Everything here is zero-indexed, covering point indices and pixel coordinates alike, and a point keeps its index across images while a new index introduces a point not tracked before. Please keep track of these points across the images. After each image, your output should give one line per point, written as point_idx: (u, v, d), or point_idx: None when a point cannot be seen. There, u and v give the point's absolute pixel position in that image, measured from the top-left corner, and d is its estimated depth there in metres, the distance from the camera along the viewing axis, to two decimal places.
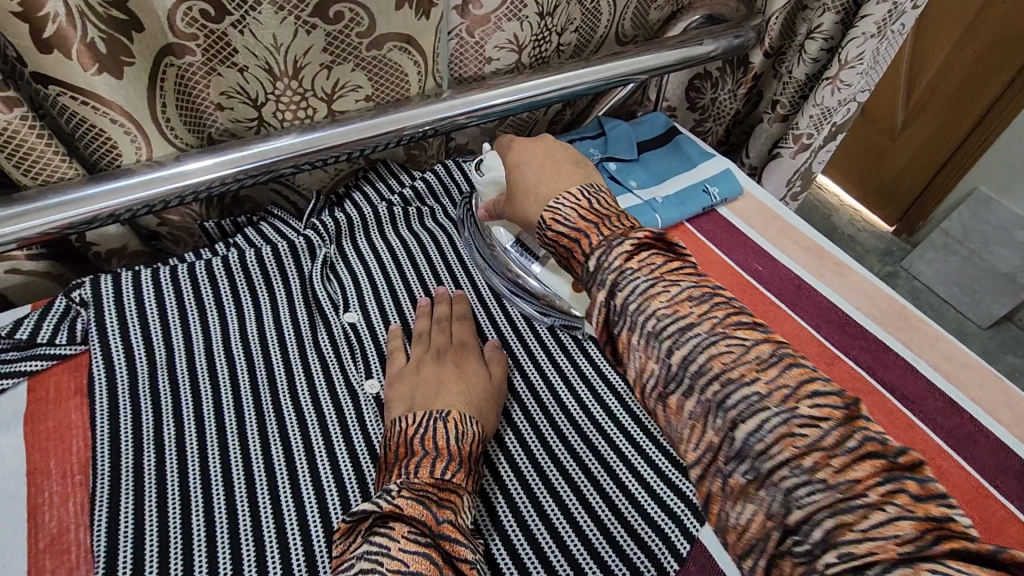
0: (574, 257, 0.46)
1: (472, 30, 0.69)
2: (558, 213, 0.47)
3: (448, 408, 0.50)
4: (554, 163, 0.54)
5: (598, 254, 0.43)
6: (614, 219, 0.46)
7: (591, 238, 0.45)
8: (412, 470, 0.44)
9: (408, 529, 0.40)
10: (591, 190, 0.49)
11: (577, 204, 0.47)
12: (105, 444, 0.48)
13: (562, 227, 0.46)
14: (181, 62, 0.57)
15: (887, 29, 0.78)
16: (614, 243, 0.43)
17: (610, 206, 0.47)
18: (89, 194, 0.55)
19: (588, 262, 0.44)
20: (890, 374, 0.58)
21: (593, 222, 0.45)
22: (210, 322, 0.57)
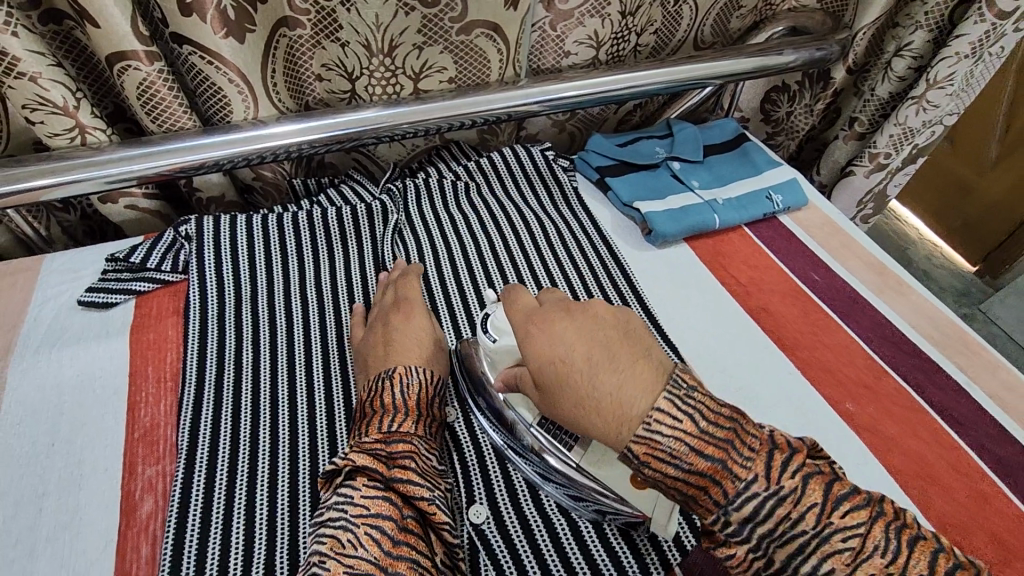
0: (697, 504, 0.35)
1: (555, 24, 0.73)
2: (655, 445, 0.35)
3: (393, 366, 0.51)
4: (602, 348, 0.39)
5: (743, 507, 0.33)
6: (740, 444, 0.35)
7: (723, 486, 0.34)
8: (364, 431, 0.47)
9: (367, 478, 0.43)
10: (677, 390, 0.36)
11: (678, 428, 0.35)
12: (196, 358, 0.55)
13: (672, 470, 0.35)
14: (292, 34, 0.64)
15: (984, 51, 0.74)
16: (763, 494, 0.33)
17: (721, 424, 0.35)
18: (203, 143, 0.63)
19: (734, 518, 0.34)
20: (940, 396, 0.56)
21: (719, 459, 0.34)
22: (290, 267, 0.64)
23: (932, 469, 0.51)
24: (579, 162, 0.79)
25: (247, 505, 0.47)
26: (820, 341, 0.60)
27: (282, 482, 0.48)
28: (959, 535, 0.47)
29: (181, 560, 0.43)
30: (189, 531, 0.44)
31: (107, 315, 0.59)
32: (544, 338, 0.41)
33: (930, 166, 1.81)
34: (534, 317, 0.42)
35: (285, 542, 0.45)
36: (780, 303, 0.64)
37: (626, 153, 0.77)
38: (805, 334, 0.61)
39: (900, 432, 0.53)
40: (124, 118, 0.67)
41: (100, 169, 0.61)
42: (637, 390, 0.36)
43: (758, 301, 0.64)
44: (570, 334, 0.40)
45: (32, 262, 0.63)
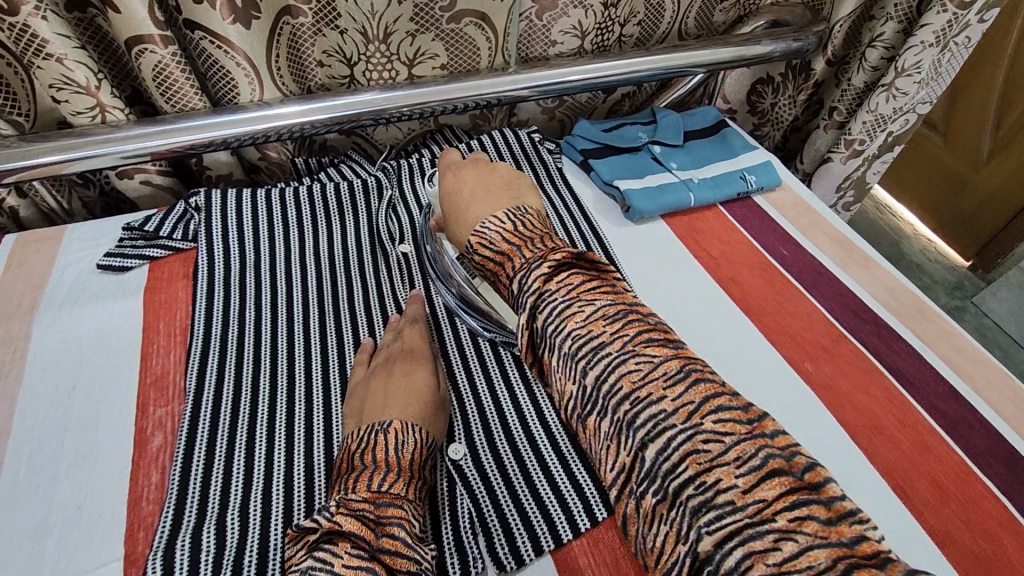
0: (499, 280, 0.46)
1: (541, 14, 0.78)
2: (483, 237, 0.49)
3: (389, 419, 0.50)
4: (483, 189, 0.57)
5: (518, 277, 0.43)
6: (538, 240, 0.46)
7: (512, 261, 0.45)
8: (351, 487, 0.45)
9: (351, 544, 0.41)
10: (516, 214, 0.51)
11: (501, 228, 0.49)
12: (203, 315, 0.60)
13: (488, 251, 0.48)
14: (295, 22, 0.68)
15: (949, 40, 0.79)
16: (532, 265, 0.42)
17: (533, 229, 0.48)
18: (213, 122, 0.68)
19: (513, 284, 0.44)
20: (894, 358, 0.59)
21: (516, 246, 0.46)
22: (290, 236, 0.68)
23: (879, 422, 0.54)
24: (566, 145, 0.84)
25: (247, 445, 0.51)
26: (783, 308, 0.64)
27: (279, 426, 0.53)
28: (899, 484, 0.50)
29: (187, 490, 0.47)
30: (195, 466, 0.49)
31: (123, 278, 0.64)
32: (452, 179, 0.60)
33: (926, 162, 1.84)
34: (450, 168, 0.62)
35: (281, 475, 0.50)
36: (747, 274, 0.68)
37: (610, 137, 0.82)
38: (770, 303, 0.65)
39: (853, 388, 0.57)
40: (140, 101, 0.73)
41: (118, 145, 0.66)
42: (487, 210, 0.53)
43: (726, 272, 0.68)
44: (466, 179, 0.59)
45: (55, 231, 0.68)
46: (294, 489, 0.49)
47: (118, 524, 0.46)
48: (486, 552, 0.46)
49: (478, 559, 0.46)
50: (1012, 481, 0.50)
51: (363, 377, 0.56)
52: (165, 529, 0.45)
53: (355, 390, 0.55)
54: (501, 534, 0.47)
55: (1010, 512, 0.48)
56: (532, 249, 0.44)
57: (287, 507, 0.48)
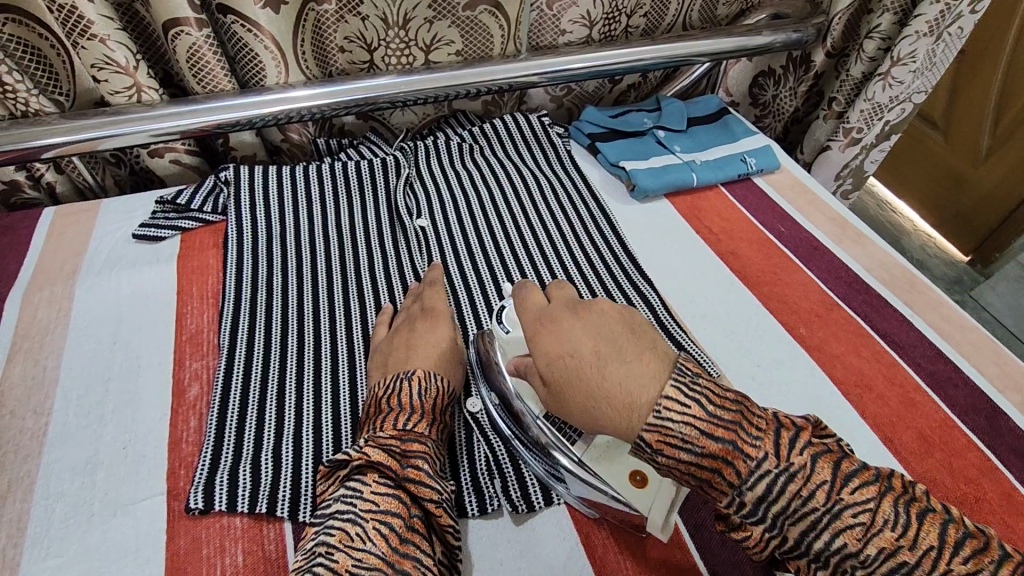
0: (710, 488, 0.37)
1: (552, 4, 0.82)
2: (667, 432, 0.37)
3: (413, 368, 0.53)
4: (609, 345, 0.42)
5: (758, 484, 0.36)
6: (748, 426, 0.37)
7: (736, 467, 0.36)
8: (378, 426, 0.48)
9: (377, 475, 0.45)
10: (682, 378, 0.39)
11: (687, 416, 0.37)
12: (233, 280, 0.64)
13: (685, 454, 0.37)
14: (319, 9, 0.72)
15: (942, 31, 0.82)
16: (776, 475, 0.35)
17: (725, 408, 0.38)
18: (242, 102, 0.72)
19: (748, 496, 0.36)
20: (884, 324, 0.63)
21: (729, 441, 0.36)
22: (314, 210, 0.72)
23: (869, 378, 0.58)
24: (574, 131, 0.87)
25: (277, 395, 0.55)
26: (780, 279, 0.68)
27: (307, 379, 0.56)
28: (886, 432, 0.54)
29: (224, 431, 0.51)
30: (230, 412, 0.53)
31: (157, 246, 0.68)
32: (552, 339, 0.44)
33: (925, 159, 1.87)
34: (543, 320, 0.46)
35: (310, 422, 0.53)
36: (747, 249, 0.72)
37: (616, 123, 0.85)
38: (768, 274, 0.68)
39: (845, 350, 0.61)
40: (173, 83, 0.77)
41: (153, 122, 0.70)
42: (638, 370, 0.40)
43: (727, 246, 0.72)
44: (574, 329, 0.44)
45: (92, 204, 0.72)
46: (321, 433, 0.53)
47: (159, 462, 0.50)
48: (501, 494, 0.50)
49: (494, 499, 0.50)
50: (989, 431, 0.54)
51: (385, 337, 0.60)
52: (205, 465, 0.49)
53: (378, 347, 0.58)
54: (515, 479, 0.51)
55: (986, 458, 0.53)
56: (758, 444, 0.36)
57: (315, 450, 0.51)
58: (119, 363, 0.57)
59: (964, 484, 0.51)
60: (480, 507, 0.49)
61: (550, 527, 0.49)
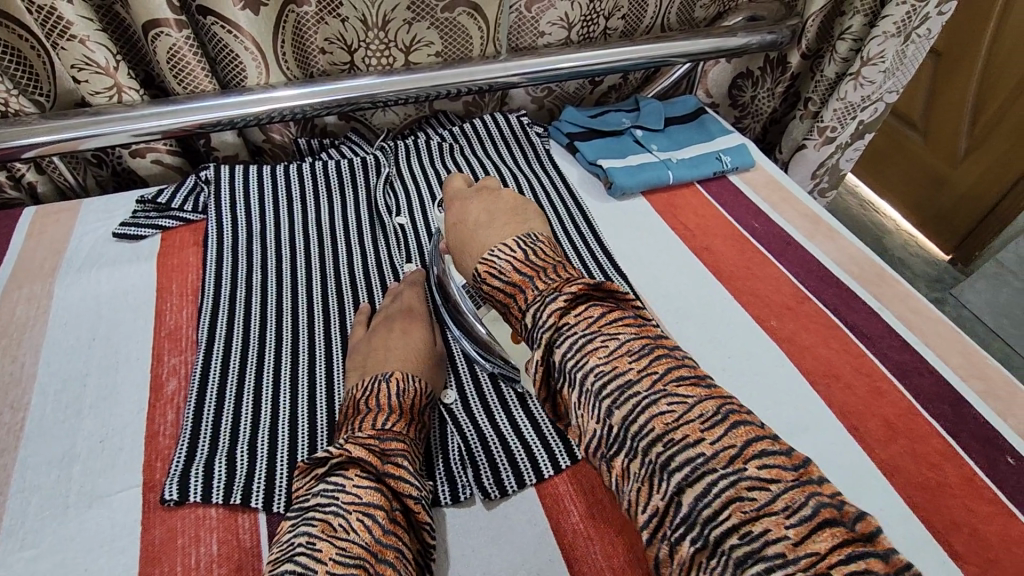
0: (510, 310, 0.46)
1: (530, 6, 0.83)
2: (491, 265, 0.48)
3: (390, 370, 0.54)
4: (489, 214, 0.56)
5: (532, 309, 0.42)
6: (551, 271, 0.45)
7: (524, 294, 0.44)
8: (358, 426, 0.49)
9: (359, 469, 0.45)
10: (526, 242, 0.49)
11: (511, 257, 0.47)
12: (212, 277, 0.64)
13: (498, 281, 0.47)
14: (300, 10, 0.73)
15: (910, 31, 0.85)
16: (547, 297, 0.42)
17: (546, 259, 0.47)
18: (223, 103, 0.73)
19: (525, 318, 0.43)
20: (853, 316, 0.65)
21: (528, 276, 0.45)
22: (294, 208, 0.73)
23: (837, 368, 0.60)
24: (554, 130, 0.89)
25: (255, 389, 0.55)
26: (753, 274, 0.69)
27: (284, 374, 0.57)
28: (853, 420, 0.56)
29: (201, 425, 0.52)
30: (207, 406, 0.53)
31: (138, 245, 0.69)
32: (459, 212, 0.58)
33: (906, 160, 1.90)
34: (459, 199, 0.61)
35: (286, 415, 0.54)
36: (721, 245, 0.73)
37: (595, 122, 0.87)
38: (740, 269, 0.70)
39: (814, 341, 0.62)
40: (154, 85, 0.78)
41: (134, 122, 0.71)
42: (498, 236, 0.52)
43: (702, 242, 0.73)
44: (482, 206, 0.58)
45: (73, 203, 0.73)
46: (297, 425, 0.53)
47: (136, 455, 0.50)
48: (473, 482, 0.51)
49: (466, 487, 0.50)
50: (952, 419, 0.56)
51: (361, 333, 0.60)
52: (181, 458, 0.49)
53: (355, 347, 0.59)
54: (487, 468, 0.52)
55: (949, 445, 0.54)
56: (545, 281, 0.43)
57: (292, 443, 0.52)
58: (97, 359, 0.57)
59: (928, 469, 0.52)
60: (452, 494, 0.50)
61: (523, 518, 0.49)
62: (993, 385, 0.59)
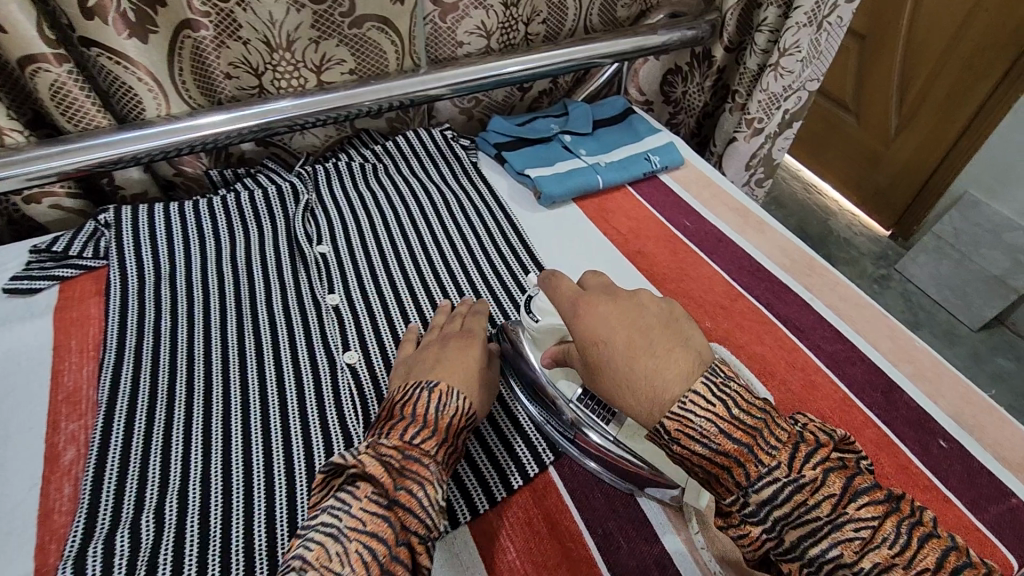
0: (720, 484, 0.40)
1: (444, 17, 0.81)
2: (688, 424, 0.41)
3: (434, 380, 0.51)
4: (641, 338, 0.46)
5: (770, 488, 0.37)
6: (769, 434, 0.39)
7: (745, 468, 0.38)
8: (386, 434, 0.46)
9: (371, 488, 0.42)
10: (716, 380, 0.42)
11: (710, 415, 0.40)
12: (114, 329, 0.59)
13: (701, 449, 0.40)
14: (196, 35, 0.68)
15: (822, 20, 0.86)
16: (784, 482, 0.37)
17: (751, 414, 0.40)
18: (120, 138, 0.68)
19: (750, 499, 0.38)
20: (785, 309, 0.64)
21: (745, 443, 0.39)
22: (206, 246, 0.68)
23: (771, 365, 0.59)
24: (481, 141, 0.86)
25: (164, 450, 0.51)
26: (686, 275, 0.68)
27: (197, 428, 0.53)
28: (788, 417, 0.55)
29: (101, 496, 0.47)
30: (108, 475, 0.49)
31: (33, 300, 0.63)
32: (589, 322, 0.49)
33: (842, 141, 1.96)
34: (584, 299, 0.51)
35: (198, 475, 0.50)
36: (652, 246, 0.72)
37: (522, 130, 0.85)
38: (672, 269, 0.69)
39: (749, 339, 0.61)
40: (43, 124, 0.72)
41: (20, 167, 0.65)
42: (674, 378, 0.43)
43: (635, 246, 0.72)
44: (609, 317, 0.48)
45: None
46: (211, 485, 0.49)
47: (27, 539, 0.46)
48: None
49: None
50: (885, 406, 0.56)
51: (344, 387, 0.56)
52: (76, 538, 0.45)
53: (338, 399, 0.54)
54: None
55: (884, 434, 0.54)
56: (770, 452, 0.38)
57: (204, 505, 0.48)
58: None
59: None
60: None
61: (453, 556, 0.47)
62: (920, 366, 0.60)
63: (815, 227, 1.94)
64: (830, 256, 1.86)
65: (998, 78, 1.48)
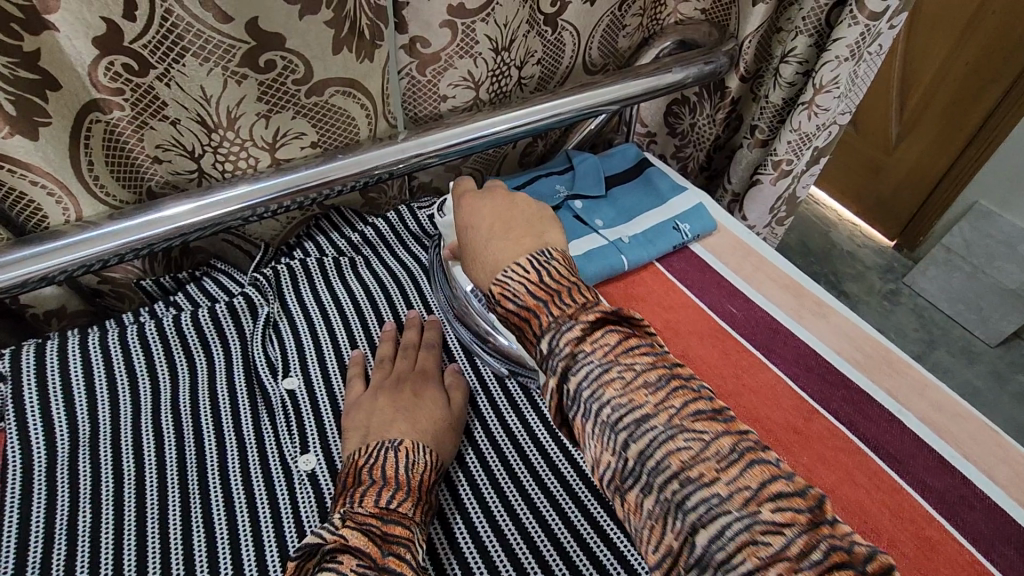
0: (523, 335, 0.41)
1: (423, 69, 0.67)
2: (505, 287, 0.42)
3: (399, 438, 0.49)
4: (504, 227, 0.48)
5: (547, 337, 0.38)
6: (566, 294, 0.41)
7: (540, 320, 0.40)
8: (357, 500, 0.44)
9: (355, 560, 0.38)
10: (541, 260, 0.44)
11: (526, 277, 0.42)
12: (13, 539, 0.44)
13: (513, 305, 0.42)
14: (109, 118, 0.53)
15: (863, 51, 0.74)
16: (562, 326, 0.38)
17: (563, 281, 0.42)
18: (15, 259, 0.52)
19: (540, 345, 0.39)
20: (875, 432, 0.52)
21: (544, 300, 0.40)
22: (141, 392, 0.53)
23: (874, 519, 0.47)
24: None
25: None
26: (744, 385, 0.56)
27: None
28: None
29: None
30: None
31: None
32: (466, 214, 0.51)
33: (839, 149, 1.86)
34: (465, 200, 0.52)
35: None
36: (699, 346, 0.59)
37: None
38: (728, 380, 0.56)
39: (838, 480, 0.49)
40: None
41: None
42: (507, 252, 0.45)
43: (678, 349, 0.59)
44: (479, 209, 0.51)
45: None
46: None
47: None
48: None
49: None
50: None
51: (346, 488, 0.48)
52: None
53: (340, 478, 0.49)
54: None
55: None
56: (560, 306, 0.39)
57: None
58: None
59: None
60: None
61: None
62: None
63: (817, 240, 1.85)
64: (836, 271, 1.77)
65: (1010, 80, 1.39)
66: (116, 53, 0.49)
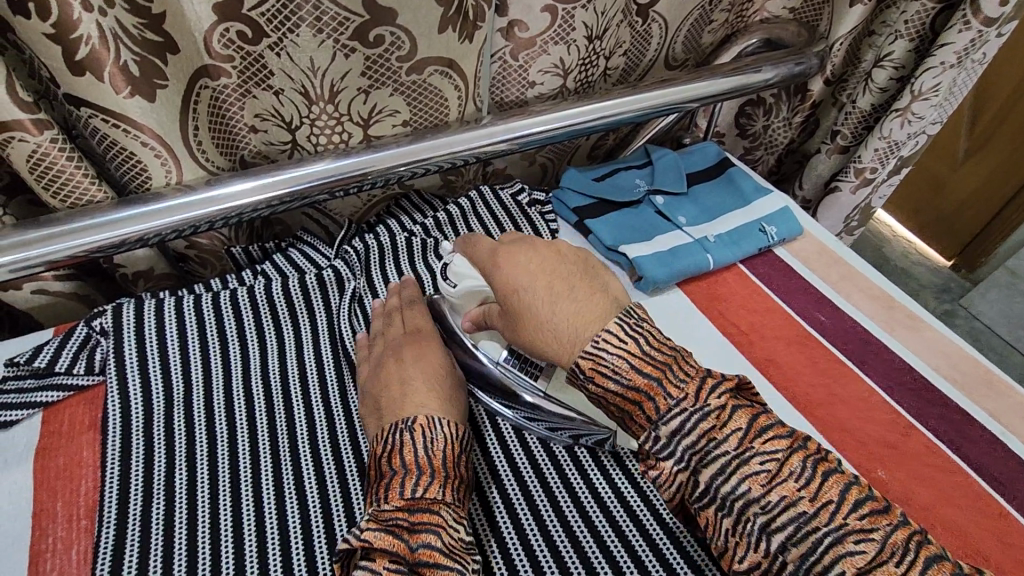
0: (631, 418, 0.40)
1: (516, 53, 0.66)
2: (600, 361, 0.40)
3: (414, 415, 0.46)
4: (561, 283, 0.44)
5: (673, 422, 0.38)
6: (678, 367, 0.39)
7: (655, 402, 0.38)
8: (382, 496, 0.41)
9: (388, 559, 0.38)
10: (628, 320, 0.42)
11: (623, 350, 0.40)
12: (115, 488, 0.45)
13: (612, 383, 0.40)
14: (216, 84, 0.54)
15: (969, 58, 0.71)
16: (692, 411, 0.38)
17: (664, 351, 0.40)
18: (119, 218, 0.52)
19: (659, 432, 0.38)
20: (976, 452, 0.50)
21: (655, 377, 0.39)
22: (232, 356, 0.54)
23: (978, 541, 0.45)
24: (556, 201, 0.72)
25: None
26: (835, 395, 0.54)
27: None
28: None
29: None
30: None
31: (6, 437, 0.48)
32: (506, 262, 0.46)
33: None
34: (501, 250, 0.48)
35: None
36: (786, 350, 0.58)
37: (604, 189, 0.70)
38: (819, 388, 0.55)
39: (937, 499, 0.47)
40: (24, 191, 0.57)
41: None
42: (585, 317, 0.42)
43: (764, 351, 0.58)
44: (524, 260, 0.46)
45: None
46: None
47: None
48: None
49: None
50: None
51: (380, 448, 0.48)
52: None
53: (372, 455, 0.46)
54: None
55: None
56: (679, 385, 0.38)
57: None
58: None
59: None
60: None
61: None
62: None
63: (869, 255, 1.80)
64: None
65: None
66: (233, 19, 0.49)
